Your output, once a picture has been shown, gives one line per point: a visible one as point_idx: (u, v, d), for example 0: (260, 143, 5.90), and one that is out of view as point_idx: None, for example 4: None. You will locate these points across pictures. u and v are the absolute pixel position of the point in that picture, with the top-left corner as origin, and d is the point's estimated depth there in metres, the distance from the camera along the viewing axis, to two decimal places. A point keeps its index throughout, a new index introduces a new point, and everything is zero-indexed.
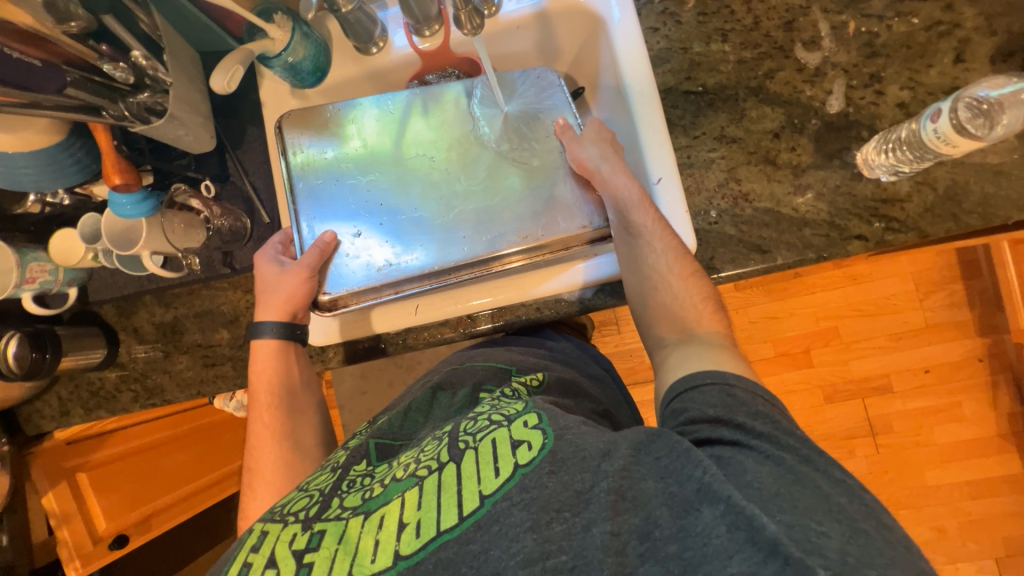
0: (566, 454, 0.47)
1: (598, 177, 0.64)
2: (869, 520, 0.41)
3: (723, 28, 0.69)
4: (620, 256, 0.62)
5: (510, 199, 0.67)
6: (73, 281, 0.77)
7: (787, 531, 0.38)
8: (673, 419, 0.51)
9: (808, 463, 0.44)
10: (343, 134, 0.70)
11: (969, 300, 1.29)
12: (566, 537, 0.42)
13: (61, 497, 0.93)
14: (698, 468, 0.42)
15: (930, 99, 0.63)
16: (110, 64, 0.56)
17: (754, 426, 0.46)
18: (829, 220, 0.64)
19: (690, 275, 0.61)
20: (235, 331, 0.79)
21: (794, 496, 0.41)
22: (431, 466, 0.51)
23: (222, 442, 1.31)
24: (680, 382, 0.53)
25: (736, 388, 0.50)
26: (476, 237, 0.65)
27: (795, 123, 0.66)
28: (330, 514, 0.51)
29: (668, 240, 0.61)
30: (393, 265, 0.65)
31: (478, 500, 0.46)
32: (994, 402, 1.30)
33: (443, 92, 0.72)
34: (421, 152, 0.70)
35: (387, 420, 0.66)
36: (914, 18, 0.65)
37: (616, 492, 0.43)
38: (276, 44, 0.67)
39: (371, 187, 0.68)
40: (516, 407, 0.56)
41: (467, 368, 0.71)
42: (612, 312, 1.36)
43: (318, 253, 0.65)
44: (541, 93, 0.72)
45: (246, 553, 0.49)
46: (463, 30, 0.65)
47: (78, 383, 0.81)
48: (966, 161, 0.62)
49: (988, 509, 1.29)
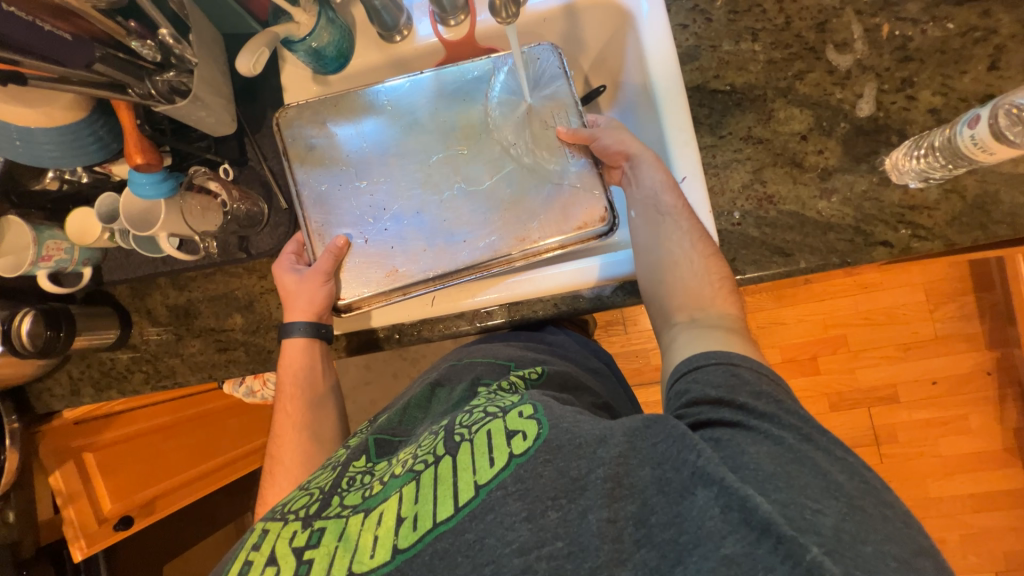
0: (562, 441, 0.46)
1: (630, 165, 0.64)
2: (867, 497, 0.40)
3: (754, 26, 0.69)
4: (646, 236, 0.62)
5: (519, 197, 0.68)
6: (89, 260, 0.77)
7: (780, 510, 0.38)
8: (675, 400, 0.49)
9: (810, 441, 0.43)
10: (360, 131, 0.71)
11: (980, 312, 1.28)
12: (562, 524, 0.42)
13: (68, 476, 0.92)
14: (693, 452, 0.41)
15: (963, 106, 0.63)
16: (137, 41, 0.55)
17: (757, 406, 0.45)
18: (854, 225, 0.63)
19: (709, 254, 0.59)
20: (249, 316, 0.78)
21: (790, 474, 0.40)
22: (428, 460, 0.50)
23: (226, 428, 1.29)
24: (684, 362, 0.52)
25: (741, 368, 0.48)
26: (477, 240, 0.67)
27: (824, 126, 0.65)
28: (330, 512, 0.50)
29: (693, 220, 0.61)
30: (399, 272, 0.68)
31: (473, 490, 0.45)
32: (1001, 416, 1.29)
33: (448, 88, 0.71)
34: (428, 152, 0.70)
35: (387, 417, 0.66)
36: (949, 23, 0.64)
37: (613, 479, 0.42)
38: (302, 28, 0.67)
39: (376, 191, 0.70)
40: (511, 400, 0.55)
41: (467, 364, 0.70)
42: (619, 312, 1.36)
43: (332, 257, 0.67)
44: (554, 78, 0.70)
45: (247, 551, 0.50)
46: (498, 18, 0.62)
47: (89, 363, 0.81)
48: (996, 170, 0.61)
49: (991, 522, 1.29)
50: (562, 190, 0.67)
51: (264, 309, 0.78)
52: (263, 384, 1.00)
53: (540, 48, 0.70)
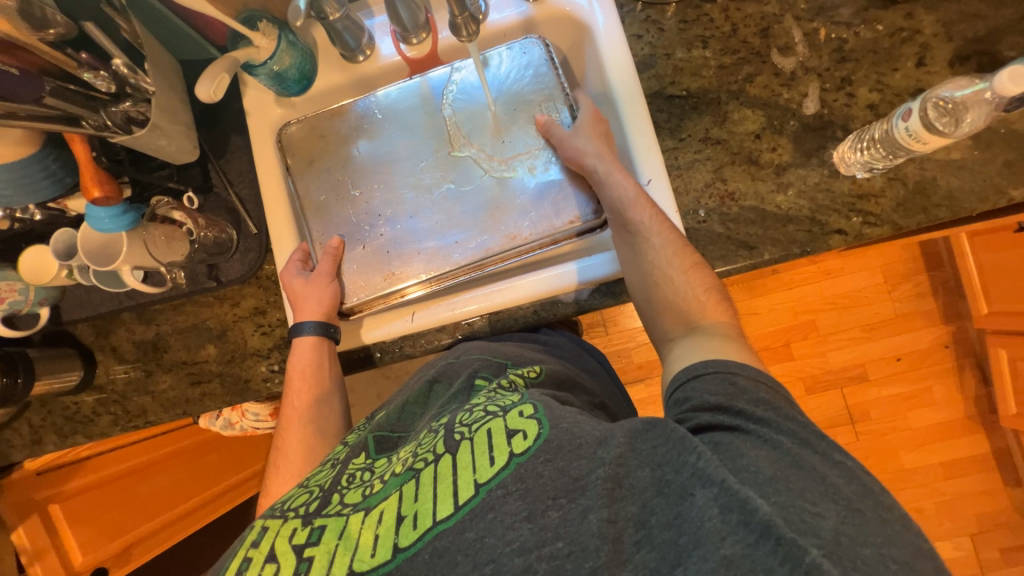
0: (563, 441, 0.45)
1: (594, 179, 0.64)
2: (867, 500, 0.39)
3: (703, 34, 0.72)
4: (620, 254, 0.63)
5: (506, 197, 0.69)
6: (45, 300, 0.74)
7: (781, 512, 0.37)
8: (675, 408, 0.49)
9: (808, 446, 0.42)
10: (354, 142, 0.73)
11: (933, 290, 1.36)
12: (562, 524, 0.40)
13: (34, 531, 0.88)
14: (693, 454, 0.40)
15: (897, 101, 0.67)
16: (88, 72, 0.54)
17: (756, 411, 0.45)
18: (810, 216, 0.67)
19: (691, 267, 0.59)
20: (222, 346, 0.76)
21: (790, 478, 0.39)
22: (427, 459, 0.48)
23: (203, 464, 1.22)
24: (683, 371, 0.51)
25: (739, 376, 0.48)
26: (469, 241, 0.68)
27: (775, 124, 0.69)
28: (330, 510, 0.48)
29: (665, 235, 0.60)
30: (397, 274, 0.69)
31: (472, 489, 0.44)
32: (961, 386, 1.37)
33: (433, 93, 0.73)
34: (418, 156, 0.72)
35: (384, 415, 0.63)
36: (878, 25, 0.69)
37: (612, 480, 0.41)
38: (262, 52, 0.66)
39: (371, 198, 0.71)
40: (510, 399, 0.53)
41: (462, 359, 0.65)
42: (599, 314, 1.38)
43: (330, 258, 0.69)
44: (528, 77, 0.71)
45: (246, 548, 0.47)
46: (460, 36, 0.63)
47: (51, 409, 0.77)
48: (932, 157, 0.65)
49: (961, 488, 1.36)
50: (555, 182, 0.68)
51: (239, 338, 0.76)
52: (241, 415, 0.96)
53: (524, 41, 0.70)
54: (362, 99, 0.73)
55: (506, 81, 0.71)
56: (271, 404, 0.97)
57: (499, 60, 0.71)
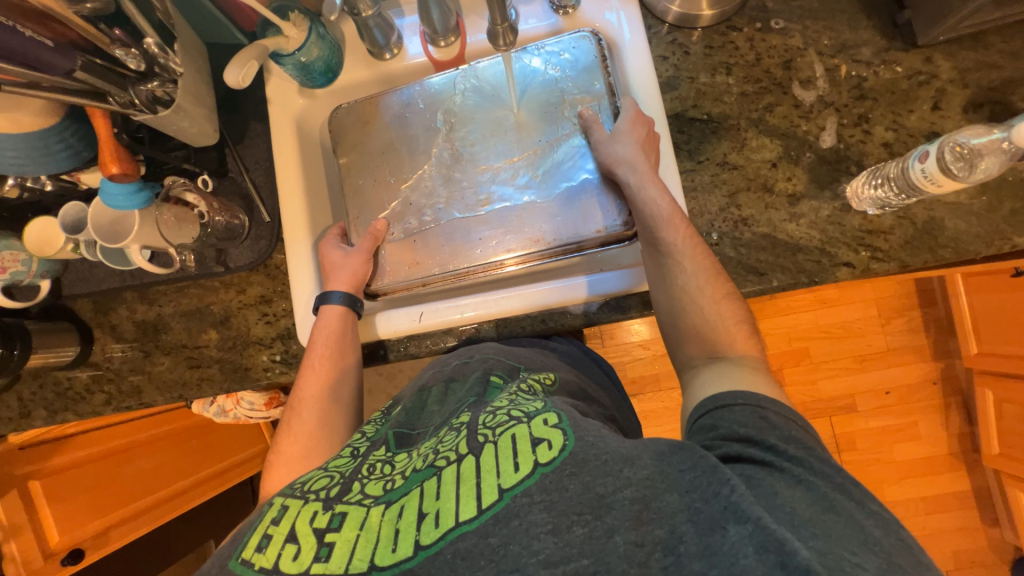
0: (588, 455, 0.44)
1: (630, 190, 0.64)
2: (906, 555, 0.39)
3: (727, 61, 0.74)
4: (648, 273, 0.63)
5: (534, 201, 0.69)
6: (48, 272, 0.73)
7: (820, 558, 0.37)
8: (700, 435, 0.49)
9: (844, 492, 0.43)
10: (391, 132, 0.73)
11: (926, 326, 1.39)
12: (587, 541, 0.40)
13: (11, 506, 0.84)
14: (726, 486, 0.40)
15: (911, 141, 0.69)
16: (121, 50, 0.54)
17: (788, 450, 0.45)
18: (820, 247, 0.68)
19: (724, 298, 0.59)
20: (225, 331, 0.75)
21: (827, 524, 0.39)
22: (450, 458, 0.48)
23: (188, 449, 1.21)
24: (709, 399, 0.51)
25: (770, 412, 0.48)
26: (494, 241, 0.68)
27: (792, 155, 0.70)
28: (351, 497, 0.48)
29: (698, 261, 0.61)
30: (424, 266, 0.69)
31: (496, 493, 0.43)
32: (947, 423, 1.39)
33: (470, 89, 0.73)
34: (450, 150, 0.72)
35: (403, 411, 0.63)
36: (897, 66, 0.71)
37: (640, 502, 0.41)
38: (291, 43, 0.66)
39: (404, 188, 0.72)
40: (534, 405, 0.53)
41: (478, 356, 0.66)
42: (597, 327, 1.39)
43: (372, 238, 0.70)
44: (562, 83, 0.71)
45: (268, 525, 0.48)
46: (497, 44, 0.64)
47: (42, 383, 0.76)
48: (942, 200, 0.67)
49: (942, 523, 1.38)
50: (587, 186, 0.68)
51: (243, 325, 0.75)
52: (236, 402, 0.95)
53: (574, 37, 0.70)
54: (400, 90, 0.74)
55: (540, 83, 0.71)
56: (266, 393, 0.96)
57: (533, 62, 0.71)
